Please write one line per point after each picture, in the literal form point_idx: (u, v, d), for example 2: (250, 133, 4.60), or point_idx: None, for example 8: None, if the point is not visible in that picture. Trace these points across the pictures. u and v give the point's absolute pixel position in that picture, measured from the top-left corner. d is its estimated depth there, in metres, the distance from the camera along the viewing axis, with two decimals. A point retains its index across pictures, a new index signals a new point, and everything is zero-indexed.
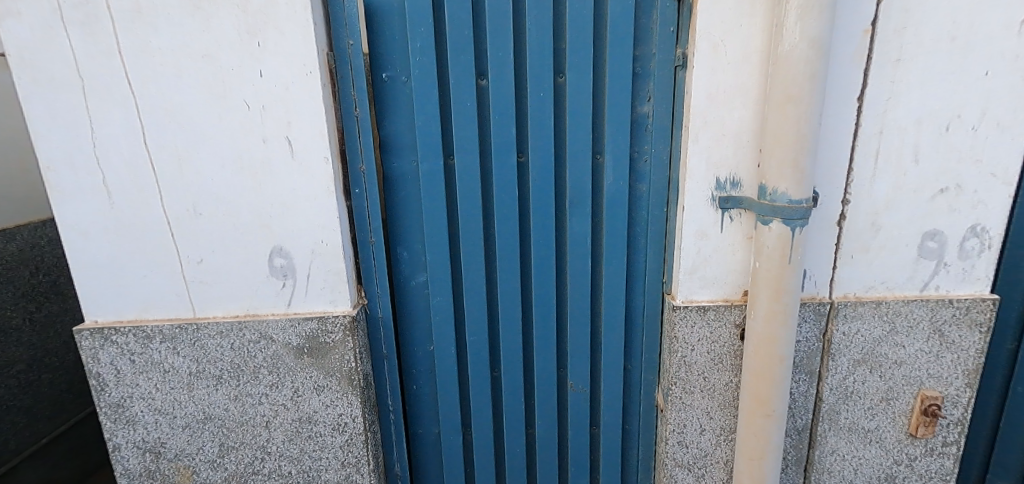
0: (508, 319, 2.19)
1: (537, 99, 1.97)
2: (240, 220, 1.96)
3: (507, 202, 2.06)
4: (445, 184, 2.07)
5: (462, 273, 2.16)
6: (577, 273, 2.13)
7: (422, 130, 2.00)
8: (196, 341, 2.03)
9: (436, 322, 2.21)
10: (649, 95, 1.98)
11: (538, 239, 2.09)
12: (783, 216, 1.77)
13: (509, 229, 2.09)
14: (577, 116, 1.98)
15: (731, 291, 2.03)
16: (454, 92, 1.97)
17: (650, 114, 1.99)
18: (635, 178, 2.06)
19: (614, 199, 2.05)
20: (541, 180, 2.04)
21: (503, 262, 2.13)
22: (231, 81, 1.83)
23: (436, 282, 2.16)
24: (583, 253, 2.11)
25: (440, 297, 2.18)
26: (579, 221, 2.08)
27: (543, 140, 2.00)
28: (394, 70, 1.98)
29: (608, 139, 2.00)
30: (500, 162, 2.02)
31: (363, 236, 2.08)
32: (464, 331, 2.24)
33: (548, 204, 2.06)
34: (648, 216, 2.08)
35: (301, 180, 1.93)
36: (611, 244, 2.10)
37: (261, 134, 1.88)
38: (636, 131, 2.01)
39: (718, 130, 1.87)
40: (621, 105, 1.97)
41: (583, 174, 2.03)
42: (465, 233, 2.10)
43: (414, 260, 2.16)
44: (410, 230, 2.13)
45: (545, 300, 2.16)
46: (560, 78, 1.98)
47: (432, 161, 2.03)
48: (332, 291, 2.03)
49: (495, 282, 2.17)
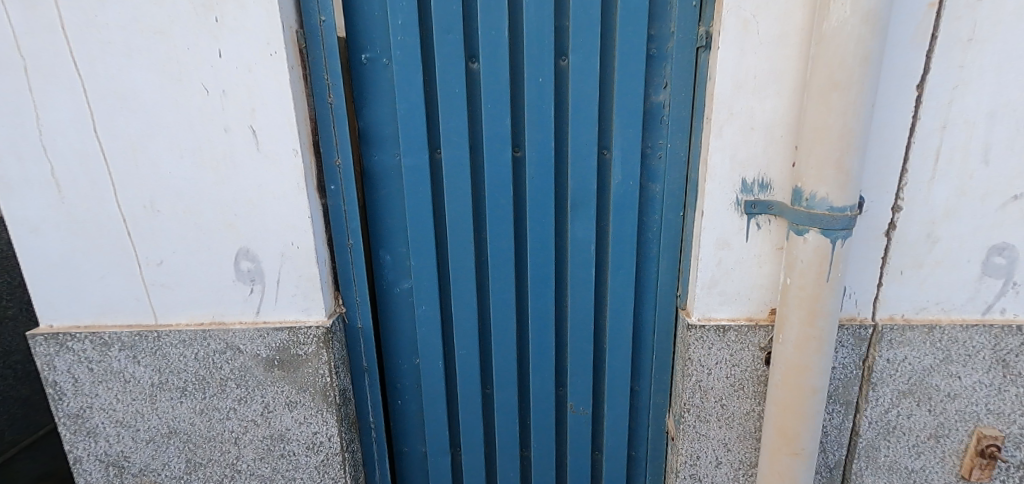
0: (502, 332, 1.97)
1: (536, 84, 1.72)
2: (202, 219, 1.76)
3: (501, 202, 1.83)
4: (432, 181, 1.84)
5: (450, 280, 1.93)
6: (579, 283, 1.89)
7: (404, 120, 1.77)
8: (158, 350, 1.86)
9: (422, 334, 1.99)
10: (665, 81, 1.70)
11: (536, 244, 1.86)
12: (822, 226, 1.49)
13: (501, 232, 1.85)
14: (581, 105, 1.72)
15: (756, 309, 1.76)
16: (441, 77, 1.73)
17: (667, 103, 1.72)
18: (648, 177, 1.80)
19: (623, 200, 1.80)
20: (538, 179, 1.79)
21: (496, 269, 1.90)
22: (188, 62, 1.61)
23: (422, 289, 1.94)
24: (586, 261, 1.87)
25: (427, 306, 1.96)
26: (582, 225, 1.83)
27: (543, 133, 1.75)
28: (374, 51, 1.74)
29: (617, 133, 1.73)
30: (492, 157, 1.78)
31: (340, 238, 1.87)
32: (453, 344, 2.02)
33: (548, 205, 1.82)
34: (661, 221, 1.82)
35: (268, 175, 1.72)
36: (619, 252, 1.85)
37: (222, 123, 1.67)
38: (650, 123, 1.74)
39: (745, 123, 1.59)
40: (633, 93, 1.70)
41: (588, 172, 1.78)
42: (453, 237, 1.87)
43: (397, 265, 1.94)
44: (394, 231, 1.91)
45: (543, 312, 1.93)
46: (562, 61, 1.72)
47: (416, 155, 1.80)
48: (304, 299, 1.83)
49: (488, 291, 1.94)
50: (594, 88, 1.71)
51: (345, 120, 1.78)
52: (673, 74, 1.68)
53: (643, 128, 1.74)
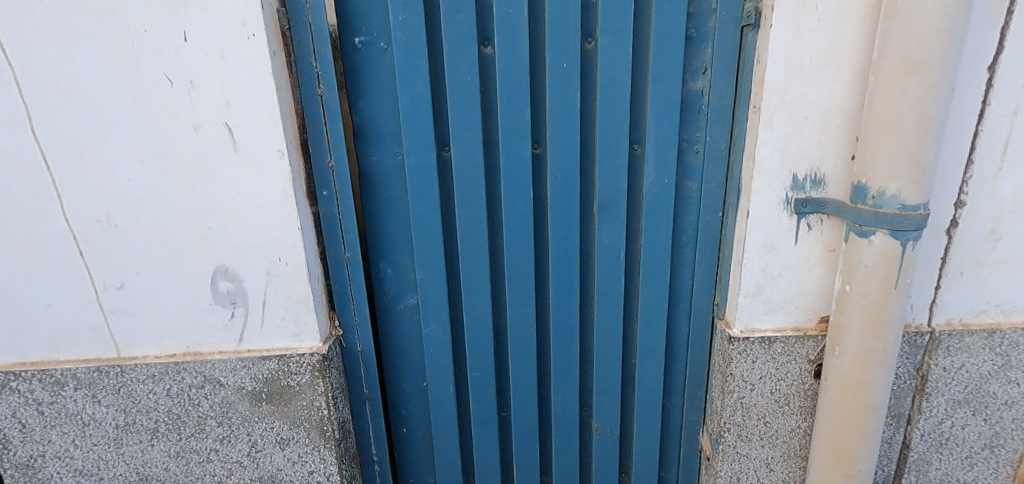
0: (521, 350, 1.76)
1: (560, 71, 1.51)
2: (171, 234, 1.49)
3: (519, 205, 1.62)
4: (439, 183, 1.61)
5: (462, 294, 1.72)
6: (606, 293, 1.71)
7: (407, 114, 1.53)
8: (122, 387, 1.59)
9: (430, 355, 1.77)
10: (705, 66, 1.53)
11: (558, 251, 1.66)
12: (892, 227, 1.33)
13: (520, 240, 1.65)
14: (612, 94, 1.53)
15: (803, 318, 1.60)
16: (449, 63, 1.50)
17: (706, 91, 1.55)
18: (683, 174, 1.62)
19: (656, 201, 1.62)
20: (562, 178, 1.59)
21: (514, 281, 1.69)
22: (146, 47, 1.34)
23: (429, 305, 1.72)
24: (615, 268, 1.69)
25: (435, 324, 1.74)
26: (610, 229, 1.65)
27: (567, 126, 1.55)
28: (370, 33, 1.50)
29: (650, 126, 1.56)
30: (509, 155, 1.57)
31: (334, 250, 1.63)
32: (465, 364, 1.81)
33: (573, 208, 1.62)
34: (697, 222, 1.65)
35: (248, 181, 1.46)
36: (651, 258, 1.67)
37: (191, 120, 1.40)
38: (687, 114, 1.57)
39: (799, 112, 1.41)
40: (670, 79, 1.52)
41: (618, 170, 1.59)
42: (464, 246, 1.65)
43: (401, 279, 1.72)
44: (396, 241, 1.68)
45: (567, 326, 1.74)
46: (589, 43, 1.52)
47: (422, 154, 1.57)
48: (295, 322, 1.59)
49: (504, 304, 1.74)
50: (625, 75, 1.52)
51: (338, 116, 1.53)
52: (715, 57, 1.51)
53: (680, 118, 1.56)
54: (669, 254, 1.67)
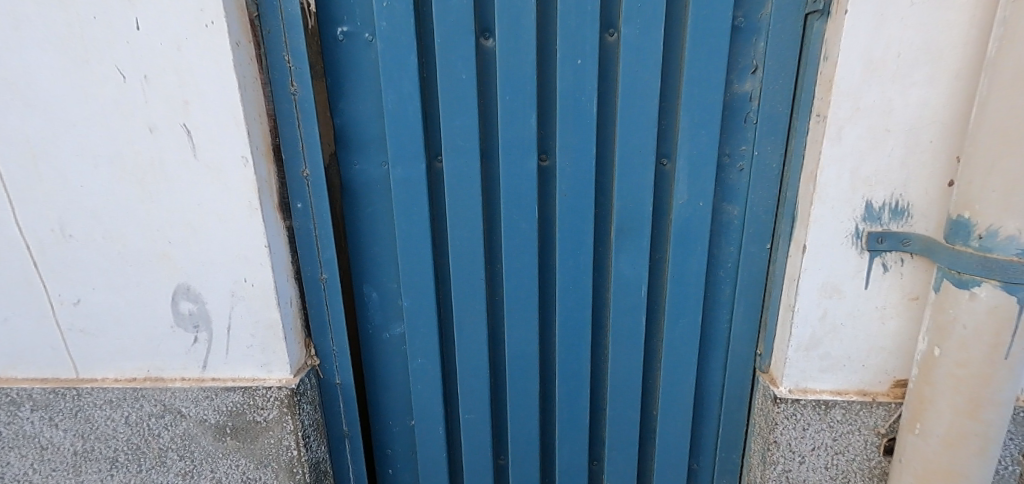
0: (521, 392, 1.53)
1: (573, 69, 1.27)
2: (127, 247, 1.33)
3: (522, 227, 1.39)
4: (430, 198, 1.38)
5: (454, 326, 1.49)
6: (623, 332, 1.46)
7: (393, 117, 1.31)
8: (79, 412, 1.44)
9: (418, 392, 1.55)
10: (756, 63, 1.24)
11: (567, 280, 1.43)
12: (1005, 279, 1.02)
13: (524, 267, 1.42)
14: (636, 97, 1.28)
15: (872, 380, 1.28)
16: (442, 57, 1.27)
17: (756, 95, 1.26)
18: (722, 195, 1.34)
19: (687, 227, 1.36)
20: (573, 196, 1.36)
21: (515, 313, 1.46)
22: (96, 37, 1.18)
23: (418, 337, 1.50)
24: (635, 304, 1.43)
25: (423, 358, 1.52)
26: (630, 258, 1.40)
27: (580, 135, 1.32)
28: (352, 22, 1.28)
29: (683, 137, 1.29)
30: (511, 168, 1.34)
31: (311, 270, 1.43)
32: (457, 404, 1.58)
33: (585, 232, 1.39)
34: (737, 254, 1.37)
35: (209, 191, 1.28)
36: (680, 294, 1.41)
37: (145, 120, 1.23)
38: (730, 122, 1.28)
39: (877, 123, 1.10)
40: (709, 80, 1.25)
41: (641, 189, 1.34)
42: (458, 271, 1.43)
43: (387, 304, 1.50)
44: (381, 262, 1.46)
45: (577, 368, 1.50)
46: (610, 35, 1.28)
47: (410, 164, 1.35)
48: (264, 351, 1.40)
49: (503, 340, 1.50)
50: (654, 74, 1.26)
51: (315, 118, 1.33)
52: (768, 53, 1.23)
53: (721, 128, 1.28)
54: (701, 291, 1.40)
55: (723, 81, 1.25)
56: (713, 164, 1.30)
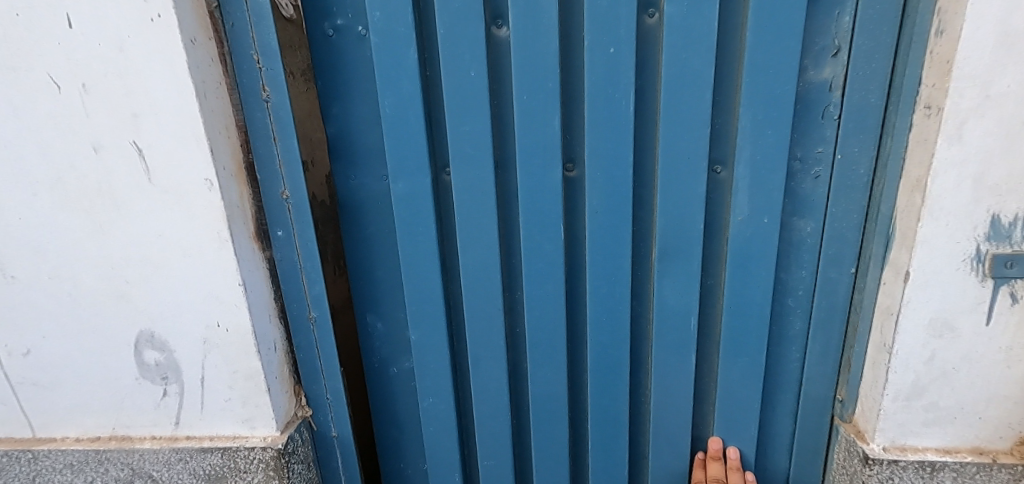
0: (548, 434, 1.33)
1: (604, 59, 1.05)
2: (78, 289, 1.12)
3: (546, 250, 1.16)
4: (438, 217, 1.16)
5: (469, 364, 1.27)
6: (668, 368, 1.25)
7: (390, 124, 1.08)
8: (37, 477, 1.25)
9: (429, 437, 1.35)
10: (838, 44, 1.00)
11: (601, 311, 1.21)
12: None
13: (550, 296, 1.20)
14: (682, 90, 1.05)
15: (988, 435, 1.03)
16: (444, 49, 1.04)
17: (837, 84, 1.02)
18: (791, 207, 1.10)
19: (749, 247, 1.12)
20: (608, 214, 1.13)
21: (539, 349, 1.25)
22: (22, 39, 0.97)
23: (427, 376, 1.28)
24: (681, 339, 1.22)
25: (435, 398, 1.31)
26: (676, 284, 1.18)
27: (614, 140, 1.09)
28: (341, 12, 1.06)
29: (744, 139, 1.06)
30: (531, 181, 1.11)
31: (298, 308, 1.22)
32: (475, 449, 1.38)
33: (623, 255, 1.16)
34: (807, 279, 1.14)
35: (169, 220, 1.06)
36: (740, 326, 1.18)
37: (87, 138, 1.02)
38: (802, 117, 1.05)
39: (1010, 115, 0.85)
40: (775, 66, 1.01)
41: (688, 203, 1.12)
42: (472, 303, 1.21)
43: (392, 337, 1.29)
44: (384, 289, 1.26)
45: (613, 408, 1.29)
46: (651, 16, 1.04)
47: (411, 178, 1.12)
48: (245, 405, 1.19)
49: (526, 377, 1.30)
50: (708, 62, 1.03)
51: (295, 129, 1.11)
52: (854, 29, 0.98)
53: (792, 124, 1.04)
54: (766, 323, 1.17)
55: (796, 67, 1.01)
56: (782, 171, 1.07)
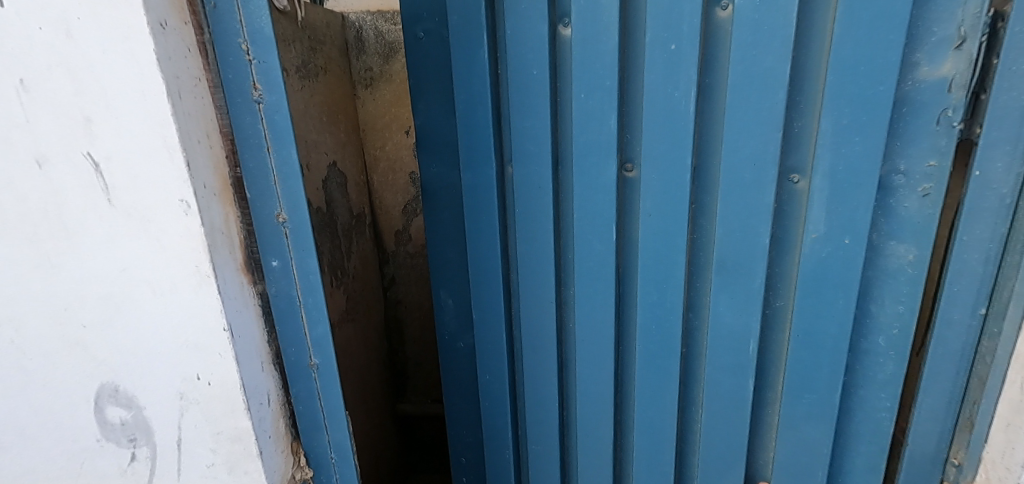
0: (592, 435, 1.32)
1: (664, 57, 0.99)
2: (22, 334, 0.90)
3: (597, 249, 1.15)
4: (501, 206, 1.19)
5: (522, 346, 1.29)
6: (723, 391, 1.18)
7: (462, 117, 1.14)
8: None
9: (487, 413, 1.38)
10: (962, 35, 0.87)
11: (649, 322, 1.17)
12: None
13: (600, 296, 1.18)
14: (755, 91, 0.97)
15: None
16: (511, 45, 1.07)
17: (958, 82, 0.89)
18: (888, 225, 1.00)
19: (827, 269, 1.03)
20: (662, 222, 1.08)
21: (588, 350, 1.24)
22: None
23: (487, 355, 1.33)
24: (738, 360, 1.15)
25: (491, 376, 1.35)
26: (736, 301, 1.10)
27: (673, 144, 1.03)
28: (431, 17, 1.15)
29: (826, 144, 0.97)
30: (585, 181, 1.10)
31: (297, 353, 1.01)
32: (524, 433, 1.39)
33: (676, 264, 1.10)
34: (908, 313, 1.03)
35: (135, 251, 0.85)
36: (810, 352, 1.10)
37: (27, 148, 0.80)
38: (907, 124, 0.94)
39: None
40: (869, 63, 0.91)
41: (754, 214, 1.03)
42: (525, 291, 1.23)
43: (459, 313, 1.36)
44: (454, 269, 1.32)
45: (659, 420, 1.25)
46: (723, 9, 0.96)
47: (477, 169, 1.16)
48: (232, 473, 0.98)
49: (574, 376, 1.29)
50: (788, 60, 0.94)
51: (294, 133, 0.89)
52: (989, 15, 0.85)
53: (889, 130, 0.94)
54: (842, 355, 1.08)
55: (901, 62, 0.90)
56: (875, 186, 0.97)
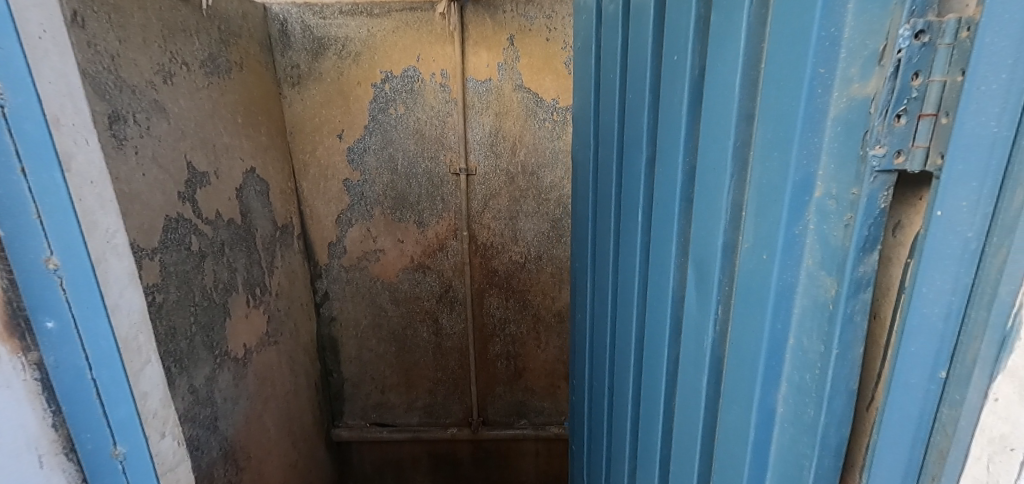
0: (620, 365, 1.73)
1: (670, 64, 1.25)
2: None
3: (629, 219, 1.55)
4: (593, 181, 1.93)
5: (595, 280, 1.99)
6: (687, 381, 1.29)
7: (584, 121, 2.00)
8: None
9: (579, 327, 2.31)
10: (885, 50, 0.76)
11: (655, 282, 1.41)
12: None
13: (626, 252, 1.60)
14: (715, 98, 1.09)
15: None
16: (603, 56, 1.71)
17: (879, 103, 0.77)
18: (817, 257, 0.90)
19: (752, 280, 1.03)
20: (663, 204, 1.33)
21: (623, 294, 1.66)
22: None
23: (582, 277, 2.21)
24: (697, 358, 1.24)
25: (584, 311, 2.21)
26: (695, 297, 1.23)
27: (671, 141, 1.28)
28: (583, 37, 1.94)
29: (755, 162, 0.99)
30: (630, 161, 1.52)
31: (88, 433, 1.01)
32: (592, 343, 2.13)
33: (666, 245, 1.33)
34: (832, 358, 0.89)
35: None
36: (736, 368, 1.09)
37: None
38: (836, 143, 0.84)
39: None
40: (787, 78, 0.91)
41: (709, 218, 1.15)
42: (601, 232, 1.86)
43: (579, 254, 2.22)
44: (581, 222, 2.17)
45: (652, 384, 1.48)
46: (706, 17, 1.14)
47: (585, 150, 2.02)
48: None
49: (617, 311, 1.77)
50: (733, 72, 1.03)
51: (58, 158, 0.93)
52: (919, 27, 0.72)
53: (809, 149, 0.88)
54: (762, 376, 1.03)
55: (817, 82, 0.85)
56: (800, 209, 0.92)
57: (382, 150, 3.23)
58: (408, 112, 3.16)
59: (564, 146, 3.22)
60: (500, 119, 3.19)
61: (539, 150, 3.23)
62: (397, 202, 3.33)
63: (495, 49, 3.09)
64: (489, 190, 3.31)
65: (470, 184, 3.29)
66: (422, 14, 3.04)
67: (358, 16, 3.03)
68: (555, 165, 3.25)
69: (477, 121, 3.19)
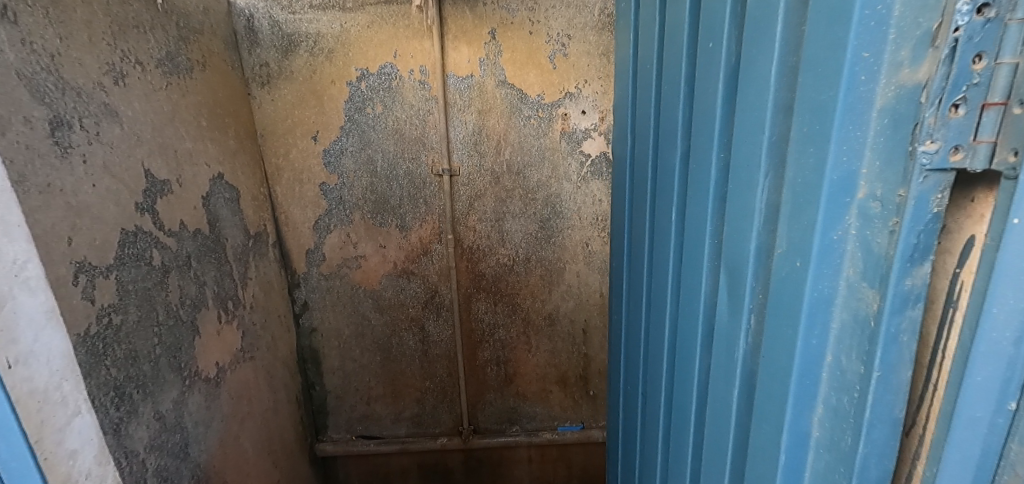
0: (653, 376, 1.60)
1: (706, 52, 1.12)
2: None
3: (662, 219, 1.43)
4: (631, 179, 1.80)
5: (631, 284, 1.86)
6: (717, 396, 1.17)
7: (622, 114, 1.86)
8: None
9: (614, 330, 2.17)
10: (939, 29, 0.65)
11: (687, 286, 1.28)
12: None
13: (659, 255, 1.47)
14: (750, 88, 0.97)
15: None
16: (641, 44, 1.57)
17: (934, 91, 0.66)
18: (863, 265, 0.78)
19: (782, 292, 0.91)
20: (696, 202, 1.21)
21: (655, 299, 1.54)
22: None
23: (617, 279, 2.08)
24: (728, 371, 1.12)
25: (619, 313, 2.07)
26: (727, 305, 1.10)
27: (706, 136, 1.15)
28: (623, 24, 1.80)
29: (790, 157, 0.87)
30: (665, 155, 1.39)
31: None
32: (627, 349, 2.00)
33: (699, 247, 1.21)
34: (873, 381, 0.78)
35: None
36: (764, 387, 0.97)
37: None
38: (881, 137, 0.72)
39: None
40: (825, 64, 0.78)
41: (742, 219, 1.02)
42: (638, 233, 1.73)
43: (615, 255, 2.08)
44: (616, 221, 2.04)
45: (683, 397, 1.36)
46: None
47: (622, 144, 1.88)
48: None
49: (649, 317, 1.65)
50: (770, 60, 0.91)
51: None
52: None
53: (848, 143, 0.76)
54: (792, 398, 0.91)
55: (860, 68, 0.73)
56: (839, 212, 0.79)
57: (359, 151, 3.06)
58: (386, 111, 3.00)
59: (550, 143, 3.10)
60: (483, 117, 3.05)
61: (524, 148, 3.10)
62: (377, 206, 3.17)
63: (476, 43, 2.95)
64: (473, 191, 3.17)
65: (453, 185, 3.15)
66: (398, 7, 2.89)
67: (329, 10, 2.87)
68: (541, 164, 3.12)
69: (458, 120, 3.05)
